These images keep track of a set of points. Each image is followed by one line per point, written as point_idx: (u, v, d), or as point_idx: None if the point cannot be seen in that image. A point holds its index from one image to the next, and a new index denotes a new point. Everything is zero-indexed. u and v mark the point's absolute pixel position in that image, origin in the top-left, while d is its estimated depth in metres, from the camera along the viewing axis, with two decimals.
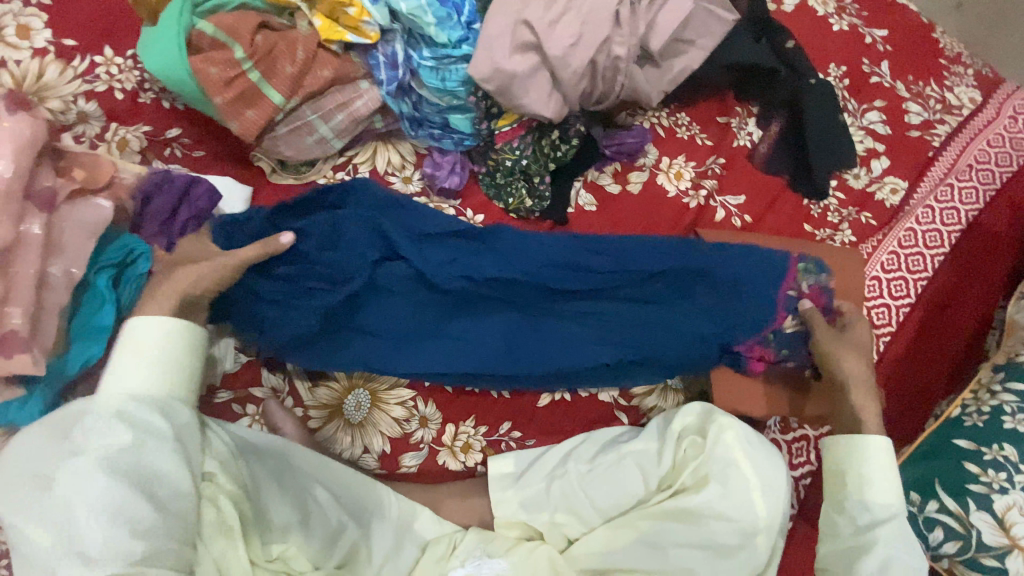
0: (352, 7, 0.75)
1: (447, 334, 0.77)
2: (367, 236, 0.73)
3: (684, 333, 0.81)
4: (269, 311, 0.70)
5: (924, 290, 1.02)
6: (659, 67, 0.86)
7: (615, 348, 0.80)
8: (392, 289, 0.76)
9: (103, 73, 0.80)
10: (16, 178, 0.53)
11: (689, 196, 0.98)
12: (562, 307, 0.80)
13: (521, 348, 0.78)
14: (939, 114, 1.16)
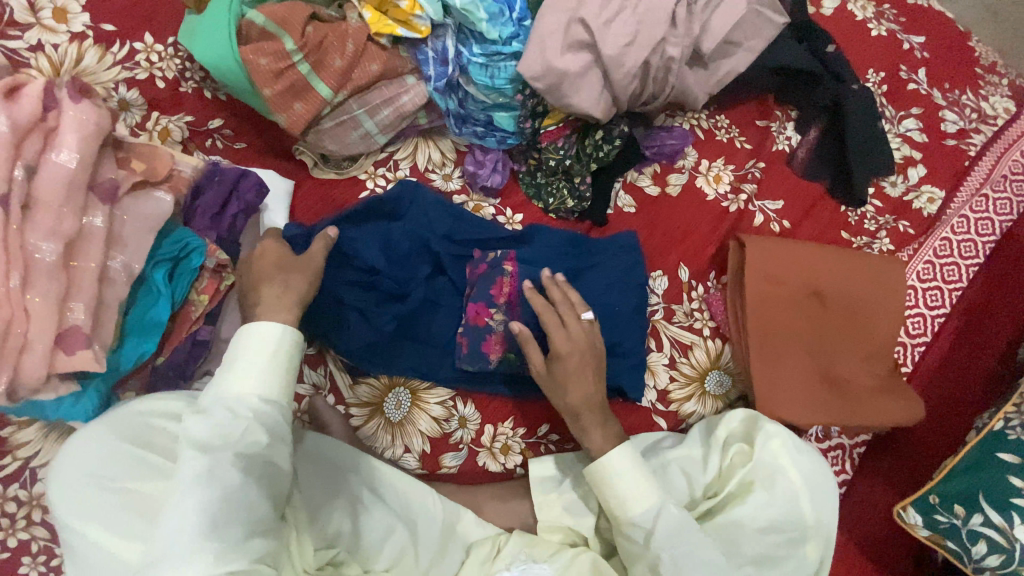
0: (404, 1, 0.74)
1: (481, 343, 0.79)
2: (416, 252, 0.80)
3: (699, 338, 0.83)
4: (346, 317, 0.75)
5: (957, 300, 1.01)
6: (707, 69, 0.85)
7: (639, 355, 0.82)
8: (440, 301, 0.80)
9: (144, 60, 0.80)
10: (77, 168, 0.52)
11: (728, 200, 0.97)
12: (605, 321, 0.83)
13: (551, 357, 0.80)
14: (975, 123, 1.16)
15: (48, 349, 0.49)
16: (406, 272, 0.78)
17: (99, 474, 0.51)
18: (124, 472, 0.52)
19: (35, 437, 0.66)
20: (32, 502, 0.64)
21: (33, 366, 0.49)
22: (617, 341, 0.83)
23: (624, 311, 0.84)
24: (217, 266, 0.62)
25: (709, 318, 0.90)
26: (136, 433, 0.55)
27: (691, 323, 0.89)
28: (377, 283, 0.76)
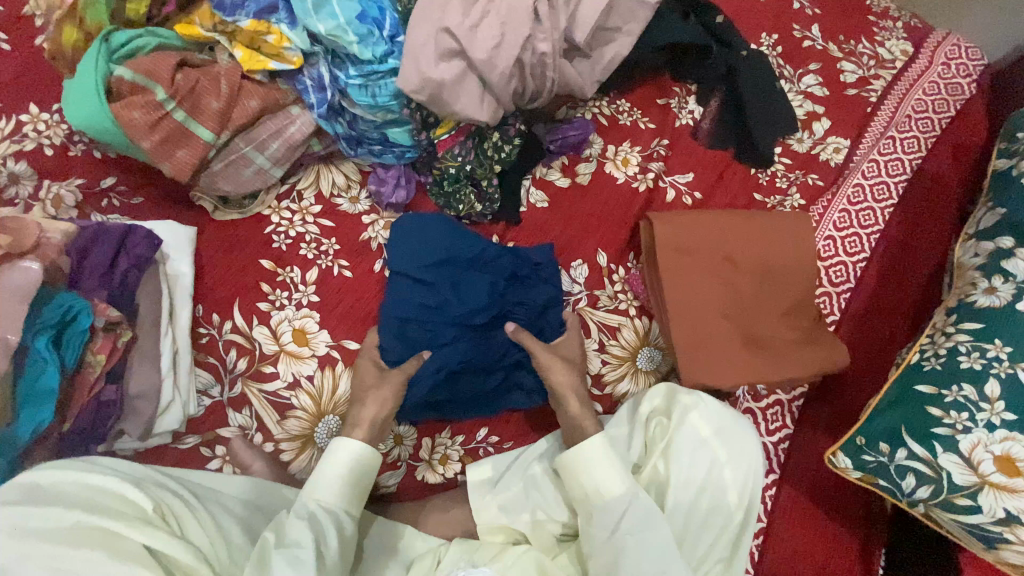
0: (275, 33, 0.75)
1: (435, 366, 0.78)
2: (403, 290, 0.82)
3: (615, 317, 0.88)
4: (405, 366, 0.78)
5: (877, 243, 1.04)
6: (588, 58, 0.87)
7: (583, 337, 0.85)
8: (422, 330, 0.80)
9: (30, 131, 0.81)
10: None
11: (638, 180, 0.99)
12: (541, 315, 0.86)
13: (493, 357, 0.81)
14: (874, 70, 1.19)
15: None
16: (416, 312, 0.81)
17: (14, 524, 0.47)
18: (45, 522, 0.48)
19: None
20: None
21: None
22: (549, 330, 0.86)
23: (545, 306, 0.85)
24: (108, 325, 0.63)
25: (634, 297, 0.92)
26: (43, 495, 0.50)
27: (616, 305, 0.90)
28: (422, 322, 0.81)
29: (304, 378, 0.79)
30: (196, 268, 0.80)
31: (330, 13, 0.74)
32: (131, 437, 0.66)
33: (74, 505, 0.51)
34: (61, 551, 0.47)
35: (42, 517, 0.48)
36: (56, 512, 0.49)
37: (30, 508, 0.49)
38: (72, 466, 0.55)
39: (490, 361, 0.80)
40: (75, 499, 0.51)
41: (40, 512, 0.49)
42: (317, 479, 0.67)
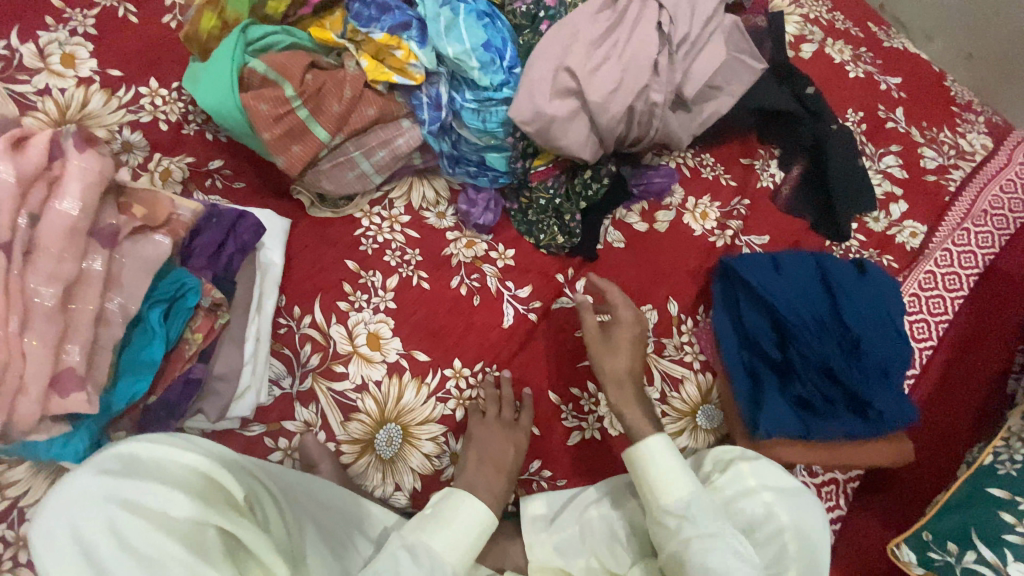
0: (405, 49, 0.78)
1: (804, 369, 0.81)
2: (752, 313, 0.85)
3: (897, 325, 0.83)
4: (765, 384, 0.82)
5: (945, 333, 1.03)
6: (689, 112, 0.89)
7: (882, 331, 0.82)
8: (811, 330, 0.82)
9: (148, 104, 0.84)
10: (86, 219, 0.51)
11: (716, 235, 0.99)
12: (848, 366, 0.80)
13: (814, 371, 0.81)
14: (953, 160, 1.19)
15: (41, 392, 0.47)
16: (786, 313, 0.83)
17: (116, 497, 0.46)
18: (143, 496, 0.47)
19: (25, 476, 0.67)
20: (18, 543, 0.64)
21: (27, 410, 0.47)
22: (857, 368, 0.80)
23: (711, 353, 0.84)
24: (211, 305, 0.65)
25: (700, 351, 0.90)
26: (139, 468, 0.50)
27: (681, 356, 0.89)
28: (757, 339, 0.84)
29: (372, 383, 0.79)
30: (286, 259, 0.81)
31: (460, 38, 0.77)
32: (206, 418, 0.66)
33: (169, 480, 0.50)
34: (160, 532, 0.45)
35: (140, 492, 0.47)
36: (153, 489, 0.48)
37: (129, 482, 0.48)
38: (167, 441, 0.54)
39: (837, 379, 0.80)
40: (170, 474, 0.51)
41: (138, 487, 0.47)
42: (446, 524, 0.61)
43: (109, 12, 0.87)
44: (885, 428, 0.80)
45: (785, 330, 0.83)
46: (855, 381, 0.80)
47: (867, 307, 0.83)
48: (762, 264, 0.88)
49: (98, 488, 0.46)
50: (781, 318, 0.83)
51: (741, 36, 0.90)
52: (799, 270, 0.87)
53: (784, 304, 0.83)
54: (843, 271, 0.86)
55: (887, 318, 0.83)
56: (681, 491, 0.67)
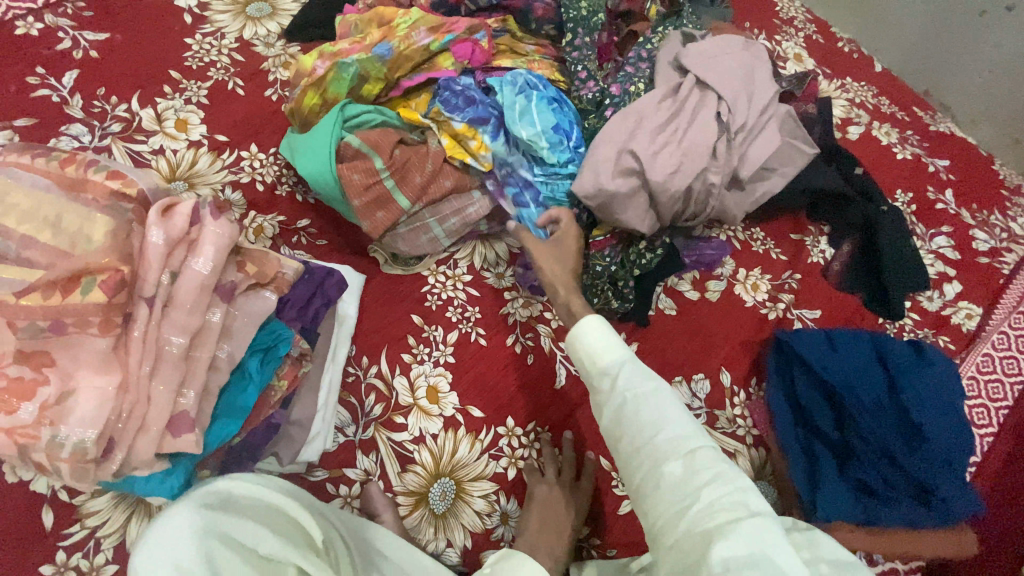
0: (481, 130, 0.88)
1: (865, 453, 0.79)
2: (808, 391, 0.85)
3: (960, 411, 0.82)
4: (825, 465, 0.80)
5: (1007, 419, 1.00)
6: (743, 190, 0.93)
7: (946, 417, 0.81)
8: (872, 411, 0.81)
9: (247, 166, 0.93)
10: (214, 275, 0.56)
11: (767, 307, 1.00)
12: (913, 453, 0.78)
13: (876, 457, 0.79)
14: (1007, 243, 1.20)
15: (160, 432, 0.51)
16: (845, 392, 0.82)
17: (212, 531, 0.50)
18: (234, 531, 0.52)
19: (105, 507, 0.70)
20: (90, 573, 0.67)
21: (144, 448, 0.51)
22: (923, 454, 0.78)
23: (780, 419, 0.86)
24: (299, 354, 0.70)
25: (753, 425, 0.90)
26: (230, 505, 0.55)
27: (734, 429, 0.90)
28: (813, 418, 0.83)
29: (429, 436, 0.82)
30: (359, 311, 0.87)
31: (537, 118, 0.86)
32: (279, 461, 0.71)
33: (258, 521, 0.55)
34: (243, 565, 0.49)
35: (242, 530, 0.53)
36: (253, 529, 0.53)
37: (225, 517, 0.53)
38: (254, 486, 0.60)
39: (904, 464, 0.78)
40: (257, 516, 0.56)
41: (232, 522, 0.53)
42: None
43: (221, 86, 0.99)
44: (951, 520, 0.77)
45: (845, 411, 0.82)
46: (922, 467, 0.77)
47: (929, 390, 0.82)
48: (817, 342, 0.88)
49: (200, 518, 0.51)
50: (840, 399, 0.82)
51: (795, 123, 0.94)
52: (853, 349, 0.87)
53: (843, 385, 0.83)
54: (902, 354, 0.86)
55: (950, 406, 0.82)
56: (617, 355, 0.64)
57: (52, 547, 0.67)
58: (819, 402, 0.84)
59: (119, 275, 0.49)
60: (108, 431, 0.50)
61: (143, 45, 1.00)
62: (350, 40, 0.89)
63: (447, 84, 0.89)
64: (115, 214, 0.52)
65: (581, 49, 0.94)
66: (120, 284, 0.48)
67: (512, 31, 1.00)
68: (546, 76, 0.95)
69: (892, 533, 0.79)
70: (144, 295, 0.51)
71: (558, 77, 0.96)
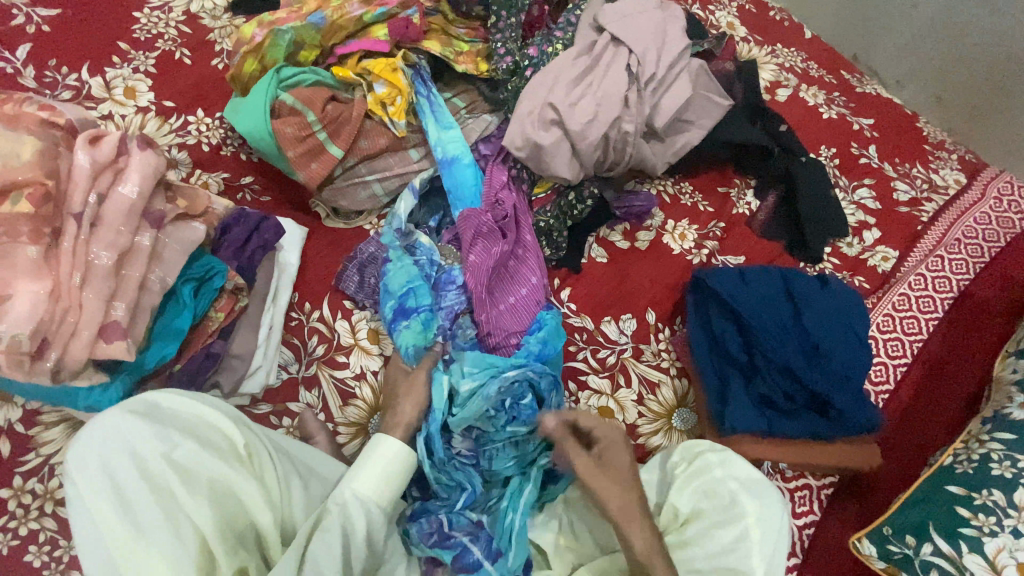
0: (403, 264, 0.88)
1: (765, 368, 0.87)
2: (721, 321, 0.93)
3: (856, 331, 0.90)
4: (735, 384, 0.88)
5: (919, 351, 1.07)
6: (662, 142, 1.00)
7: (840, 335, 0.89)
8: (777, 333, 0.89)
9: (194, 129, 0.98)
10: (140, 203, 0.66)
11: (693, 253, 1.07)
12: (811, 369, 0.86)
13: (777, 371, 0.87)
14: (927, 193, 1.27)
15: (91, 337, 0.61)
16: (751, 318, 0.90)
17: (129, 440, 0.56)
18: (149, 440, 0.57)
19: (58, 437, 0.76)
20: (46, 495, 0.72)
21: (78, 351, 0.61)
22: (819, 368, 0.86)
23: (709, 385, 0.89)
24: (234, 289, 0.80)
25: (676, 358, 0.97)
26: (154, 413, 0.60)
27: (658, 362, 0.96)
28: (725, 344, 0.91)
29: (370, 373, 0.87)
30: (302, 261, 0.92)
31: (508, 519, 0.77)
32: (222, 391, 0.78)
33: (181, 428, 0.60)
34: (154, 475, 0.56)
35: (153, 434, 0.58)
36: (166, 432, 0.58)
37: (145, 423, 0.58)
38: (186, 396, 0.64)
39: (804, 378, 0.86)
40: (181, 424, 0.61)
41: (150, 428, 0.58)
42: (356, 472, 0.67)
43: (169, 55, 1.03)
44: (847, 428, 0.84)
45: (752, 334, 0.89)
46: (818, 380, 0.85)
47: (825, 311, 0.91)
48: (731, 276, 0.95)
49: (121, 426, 0.57)
50: (747, 323, 0.90)
51: (708, 78, 1.02)
52: (762, 281, 0.95)
53: (751, 311, 0.91)
54: (807, 284, 0.94)
55: (848, 327, 0.90)
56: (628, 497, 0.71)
57: (9, 472, 0.72)
58: (730, 329, 0.92)
59: (43, 190, 0.61)
60: (43, 331, 0.60)
61: (93, 17, 1.04)
62: (288, 9, 0.95)
63: (431, 97, 0.97)
64: (42, 136, 0.64)
65: (504, 30, 0.99)
66: (43, 197, 0.61)
67: (444, 12, 1.04)
68: (471, 70, 1.01)
69: (793, 443, 0.86)
70: (73, 214, 0.63)
71: (482, 68, 1.02)
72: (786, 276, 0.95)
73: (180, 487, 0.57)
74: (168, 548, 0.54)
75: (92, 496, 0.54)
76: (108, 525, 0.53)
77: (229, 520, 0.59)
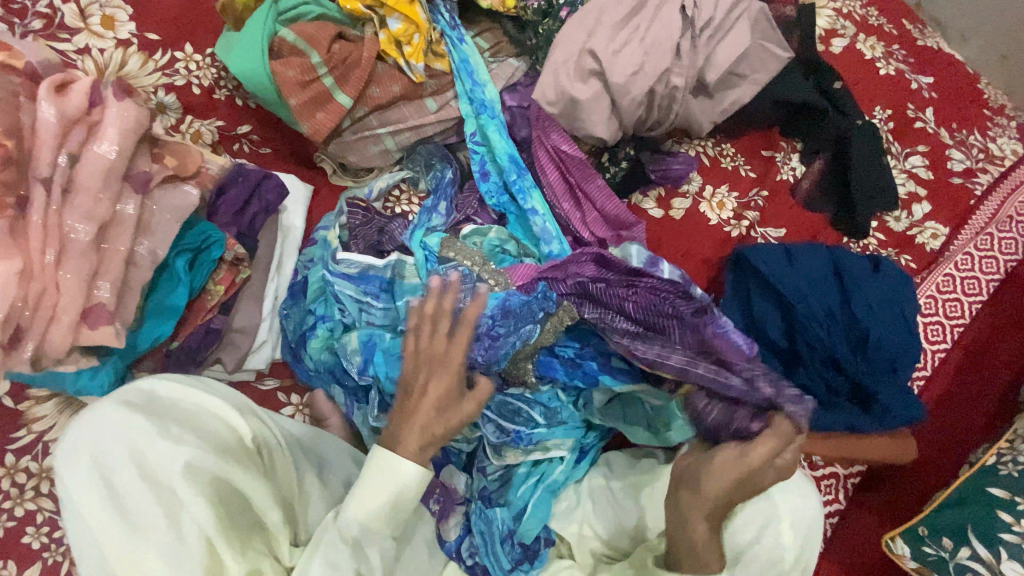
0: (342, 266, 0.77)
1: (806, 357, 0.82)
2: (766, 306, 0.86)
3: (907, 320, 0.83)
4: (771, 372, 0.83)
5: (960, 337, 1.00)
6: (711, 99, 0.89)
7: (890, 323, 0.82)
8: (828, 322, 0.82)
9: (182, 68, 0.83)
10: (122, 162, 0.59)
11: (731, 225, 0.97)
12: (857, 359, 0.81)
13: (817, 360, 0.82)
14: (982, 163, 1.15)
15: (73, 321, 0.56)
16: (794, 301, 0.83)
17: (126, 434, 0.52)
18: (145, 435, 0.52)
19: (51, 412, 0.71)
20: (40, 475, 0.68)
21: (61, 335, 0.56)
22: (862, 354, 0.81)
23: None
24: (234, 259, 0.72)
25: None
26: (151, 405, 0.55)
27: None
28: (764, 329, 0.85)
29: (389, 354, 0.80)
30: (306, 223, 0.84)
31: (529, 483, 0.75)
32: (223, 368, 0.72)
33: (179, 421, 0.56)
34: (148, 472, 0.51)
35: (151, 426, 0.53)
36: (166, 426, 0.54)
37: (141, 415, 0.53)
38: (187, 383, 0.59)
39: (849, 364, 0.81)
40: (180, 416, 0.56)
41: (147, 420, 0.53)
42: (359, 498, 0.56)
43: None
44: (890, 424, 0.79)
45: (796, 316, 0.83)
46: (862, 370, 0.80)
47: (878, 295, 0.84)
48: (775, 252, 0.88)
49: (117, 416, 0.52)
50: (792, 306, 0.84)
51: (768, 24, 0.90)
52: (812, 260, 0.88)
53: (794, 295, 0.84)
54: (860, 267, 0.87)
55: (901, 313, 0.84)
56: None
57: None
58: (770, 312, 0.85)
59: (3, 151, 0.53)
60: (18, 318, 0.55)
61: None
62: None
63: (460, 42, 0.86)
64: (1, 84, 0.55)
65: None
66: None
67: None
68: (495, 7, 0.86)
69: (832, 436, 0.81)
70: (41, 178, 0.56)
71: (509, 4, 0.87)
72: (835, 254, 0.89)
73: (181, 484, 0.52)
74: (172, 551, 0.50)
75: (84, 495, 0.49)
76: (104, 528, 0.49)
77: (232, 518, 0.55)
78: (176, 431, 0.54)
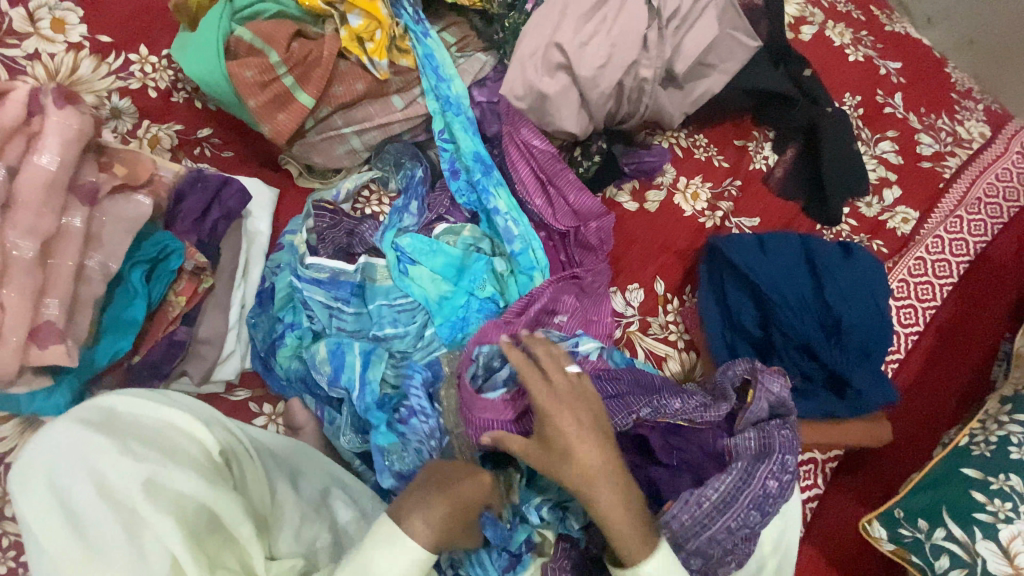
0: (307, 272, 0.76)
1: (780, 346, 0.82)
2: (739, 296, 0.86)
3: (879, 304, 0.84)
4: None
5: (932, 320, 1.02)
6: (681, 89, 0.89)
7: (862, 308, 0.83)
8: (801, 309, 0.83)
9: (137, 71, 0.80)
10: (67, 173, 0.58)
11: (705, 216, 0.97)
12: (831, 347, 0.81)
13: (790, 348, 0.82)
14: (950, 147, 1.16)
15: (21, 340, 0.54)
16: (768, 290, 0.84)
17: (83, 452, 0.50)
18: (104, 452, 0.50)
19: (11, 433, 0.68)
20: (3, 498, 0.65)
21: (9, 357, 0.54)
22: (835, 341, 0.82)
23: (722, 357, 0.84)
24: (194, 269, 0.71)
25: (685, 330, 0.91)
26: (111, 423, 0.54)
27: (666, 335, 0.90)
28: (739, 318, 0.85)
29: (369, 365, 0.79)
30: (273, 228, 0.82)
31: None
32: (190, 380, 0.70)
33: (140, 437, 0.54)
34: (110, 489, 0.49)
35: (110, 443, 0.51)
36: (125, 442, 0.52)
37: (99, 433, 0.52)
38: (149, 400, 0.58)
39: (823, 351, 0.81)
40: (141, 433, 0.55)
41: (105, 437, 0.51)
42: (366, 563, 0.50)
43: None
44: (864, 410, 0.80)
45: (769, 306, 0.83)
46: (837, 358, 0.80)
47: (849, 280, 0.85)
48: (748, 242, 0.88)
49: (73, 436, 0.51)
50: (765, 295, 0.84)
51: (735, 13, 0.90)
52: (787, 250, 0.88)
53: (768, 286, 0.84)
54: (834, 255, 0.87)
55: (873, 298, 0.84)
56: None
57: None
58: (744, 302, 0.86)
59: None
60: None
61: None
62: None
63: (425, 36, 0.84)
64: None
65: None
66: None
67: None
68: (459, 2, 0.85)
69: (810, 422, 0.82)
70: None
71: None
72: (807, 241, 0.89)
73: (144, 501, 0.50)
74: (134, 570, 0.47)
75: (41, 519, 0.47)
76: (61, 552, 0.46)
77: (201, 535, 0.53)
78: (138, 447, 0.52)
